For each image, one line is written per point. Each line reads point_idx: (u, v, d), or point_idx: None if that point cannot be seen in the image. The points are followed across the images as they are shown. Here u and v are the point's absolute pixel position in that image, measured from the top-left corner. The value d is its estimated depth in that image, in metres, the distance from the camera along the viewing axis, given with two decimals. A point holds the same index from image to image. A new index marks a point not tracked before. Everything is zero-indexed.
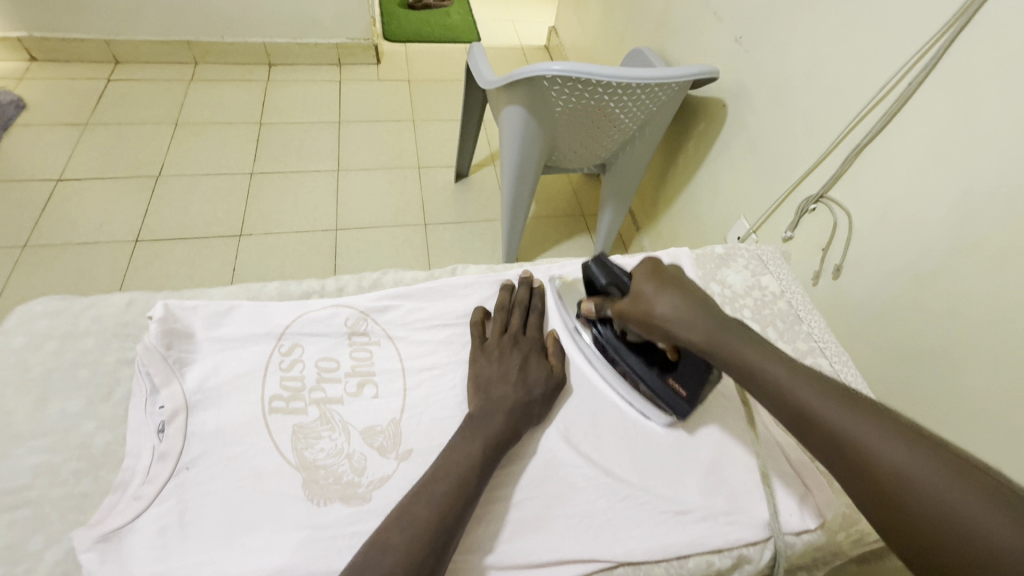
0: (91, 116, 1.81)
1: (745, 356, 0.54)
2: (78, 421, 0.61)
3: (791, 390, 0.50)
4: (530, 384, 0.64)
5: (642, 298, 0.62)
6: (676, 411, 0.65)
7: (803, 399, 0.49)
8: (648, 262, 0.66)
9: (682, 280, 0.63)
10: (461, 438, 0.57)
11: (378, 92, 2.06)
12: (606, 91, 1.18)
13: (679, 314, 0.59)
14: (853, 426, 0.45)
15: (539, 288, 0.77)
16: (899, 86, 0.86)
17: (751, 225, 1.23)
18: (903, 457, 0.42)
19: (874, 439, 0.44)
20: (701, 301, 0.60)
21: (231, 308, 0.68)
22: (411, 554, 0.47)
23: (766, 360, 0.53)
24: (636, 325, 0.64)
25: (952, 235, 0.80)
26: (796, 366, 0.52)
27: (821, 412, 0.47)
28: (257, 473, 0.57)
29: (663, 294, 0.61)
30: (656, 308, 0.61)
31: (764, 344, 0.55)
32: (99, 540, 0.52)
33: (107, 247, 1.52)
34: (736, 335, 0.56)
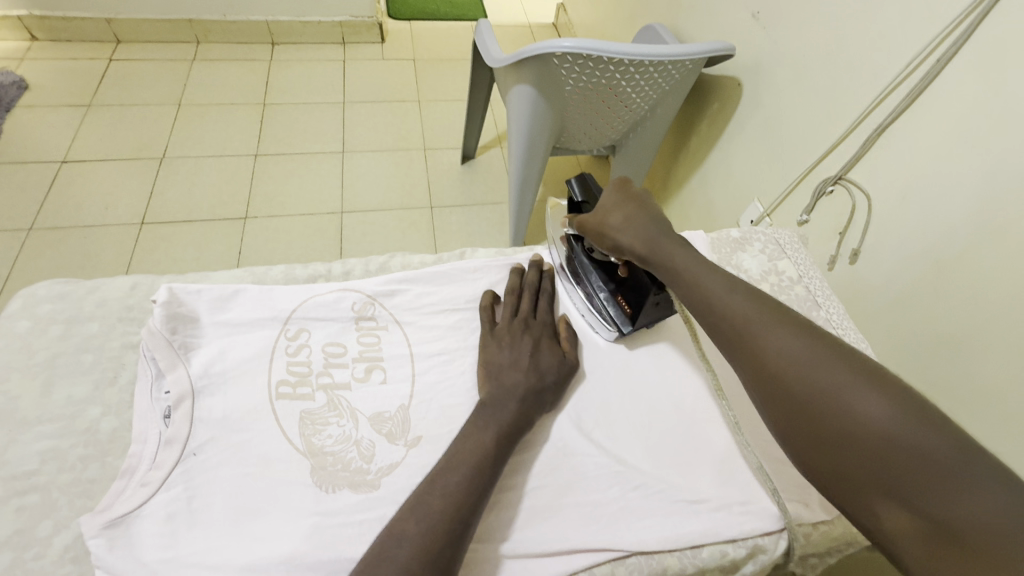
0: (94, 97, 1.79)
1: (685, 270, 0.58)
2: (84, 406, 0.60)
3: (725, 299, 0.53)
4: (541, 370, 0.63)
5: (601, 215, 0.67)
6: (619, 325, 0.69)
7: (740, 308, 0.52)
8: (613, 184, 0.69)
9: (642, 200, 0.67)
10: (472, 425, 0.56)
11: (383, 71, 2.01)
12: (618, 69, 1.14)
13: (633, 233, 0.63)
14: (777, 332, 0.49)
15: (548, 271, 0.75)
16: (924, 64, 0.83)
17: (766, 208, 1.20)
18: (825, 365, 0.46)
19: (797, 347, 0.48)
20: (659, 225, 0.63)
21: (235, 292, 0.66)
22: (424, 545, 0.46)
23: (697, 267, 0.57)
24: (592, 236, 0.69)
25: (977, 220, 0.77)
26: (735, 280, 0.55)
27: (738, 313, 0.52)
28: (265, 460, 0.56)
29: (620, 214, 0.66)
30: (611, 225, 0.66)
31: (703, 258, 0.59)
32: (106, 526, 0.51)
33: (113, 230, 1.51)
34: (684, 255, 0.59)
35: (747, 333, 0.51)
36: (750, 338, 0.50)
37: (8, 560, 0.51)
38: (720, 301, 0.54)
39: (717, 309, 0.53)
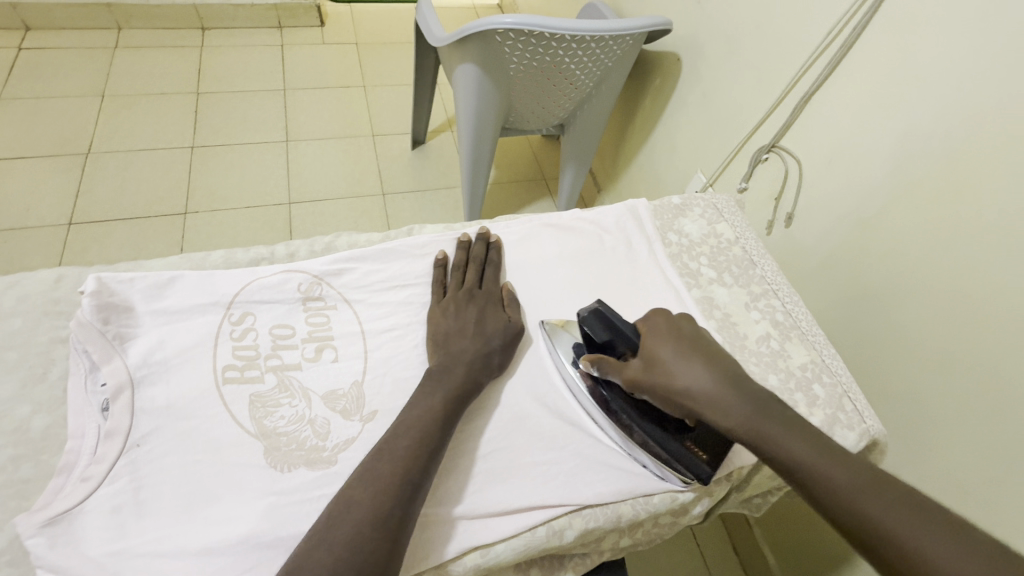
0: (3, 90, 1.65)
1: (802, 460, 0.46)
2: (12, 405, 0.57)
3: (819, 469, 0.45)
4: (487, 335, 0.64)
5: (663, 367, 0.56)
6: (699, 476, 0.60)
7: (843, 481, 0.44)
8: (657, 316, 0.61)
9: (701, 339, 0.58)
10: (422, 393, 0.57)
11: (324, 56, 1.95)
12: (560, 45, 1.15)
13: (706, 387, 0.53)
14: (952, 558, 0.38)
15: (496, 243, 0.75)
16: (843, 33, 0.88)
17: (708, 178, 1.24)
18: (961, 560, 0.38)
19: (923, 539, 0.39)
20: (729, 369, 0.54)
21: (172, 279, 0.64)
22: (376, 507, 0.47)
23: (816, 455, 0.46)
24: (652, 395, 0.56)
25: (893, 179, 0.84)
26: (828, 444, 0.47)
27: (890, 528, 0.40)
28: (215, 445, 0.55)
29: (681, 358, 0.55)
30: (677, 381, 0.54)
31: (810, 433, 0.48)
32: (45, 525, 0.49)
33: (37, 232, 1.41)
34: (773, 421, 0.49)
35: (855, 515, 0.42)
36: (872, 531, 0.41)
37: None
38: (816, 472, 0.45)
39: (845, 511, 0.43)
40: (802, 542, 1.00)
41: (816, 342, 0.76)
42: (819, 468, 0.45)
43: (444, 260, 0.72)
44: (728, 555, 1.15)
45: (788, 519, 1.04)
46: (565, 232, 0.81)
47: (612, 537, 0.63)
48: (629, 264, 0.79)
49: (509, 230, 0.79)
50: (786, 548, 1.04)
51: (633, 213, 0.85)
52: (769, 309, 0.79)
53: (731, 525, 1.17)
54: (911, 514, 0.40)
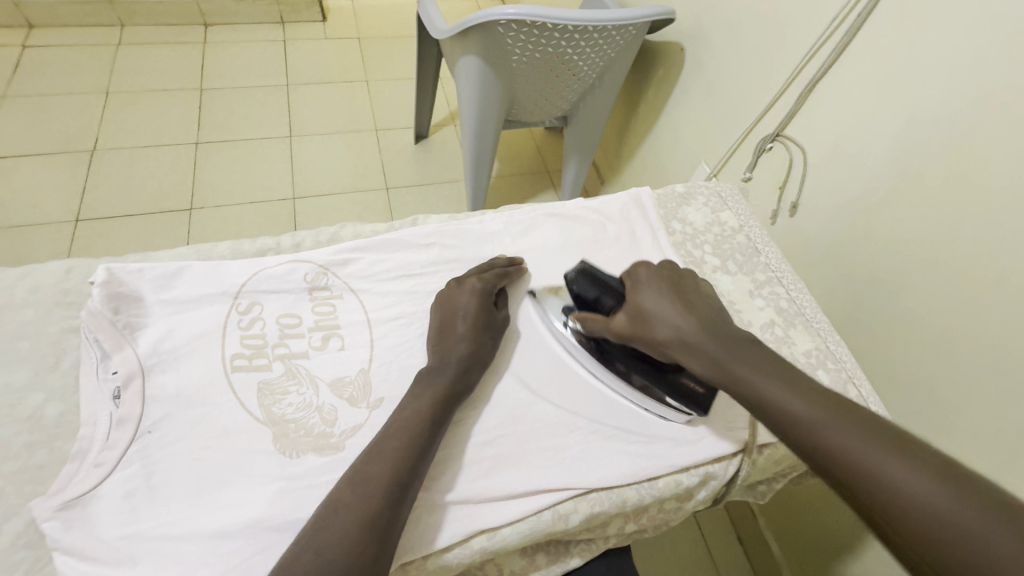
0: (9, 87, 1.66)
1: (752, 380, 0.52)
2: (25, 393, 0.58)
3: (792, 404, 0.49)
4: (479, 335, 0.64)
5: (646, 320, 0.60)
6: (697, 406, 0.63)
7: (820, 414, 0.47)
8: (640, 266, 0.65)
9: (692, 288, 0.63)
10: (412, 394, 0.58)
11: (326, 50, 1.94)
12: (562, 35, 1.15)
13: (687, 339, 0.57)
14: (860, 441, 0.44)
15: (520, 264, 0.73)
16: (848, 19, 0.87)
17: (712, 168, 1.24)
18: (917, 477, 0.40)
19: (839, 429, 0.45)
20: (713, 318, 0.58)
21: (180, 269, 0.64)
22: (364, 509, 0.47)
23: (764, 376, 0.51)
24: (639, 338, 0.60)
25: (898, 166, 0.83)
26: (808, 386, 0.50)
27: (813, 420, 0.47)
28: (225, 432, 0.56)
29: (662, 308, 0.59)
30: (663, 324, 0.59)
31: (767, 357, 0.54)
32: (61, 508, 0.50)
33: (45, 228, 1.43)
34: (737, 351, 0.54)
35: (815, 439, 0.46)
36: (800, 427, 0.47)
37: None
38: (788, 408, 0.48)
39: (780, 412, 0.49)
40: (806, 531, 1.01)
41: (820, 329, 0.76)
42: (791, 405, 0.48)
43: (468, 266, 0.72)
44: (733, 544, 1.15)
45: (792, 508, 1.04)
46: (569, 221, 0.81)
47: (617, 522, 0.63)
48: (633, 253, 0.79)
49: (512, 220, 0.79)
50: (790, 537, 1.04)
51: (636, 202, 0.85)
52: (773, 296, 0.79)
53: (736, 515, 1.17)
54: (878, 439, 0.44)
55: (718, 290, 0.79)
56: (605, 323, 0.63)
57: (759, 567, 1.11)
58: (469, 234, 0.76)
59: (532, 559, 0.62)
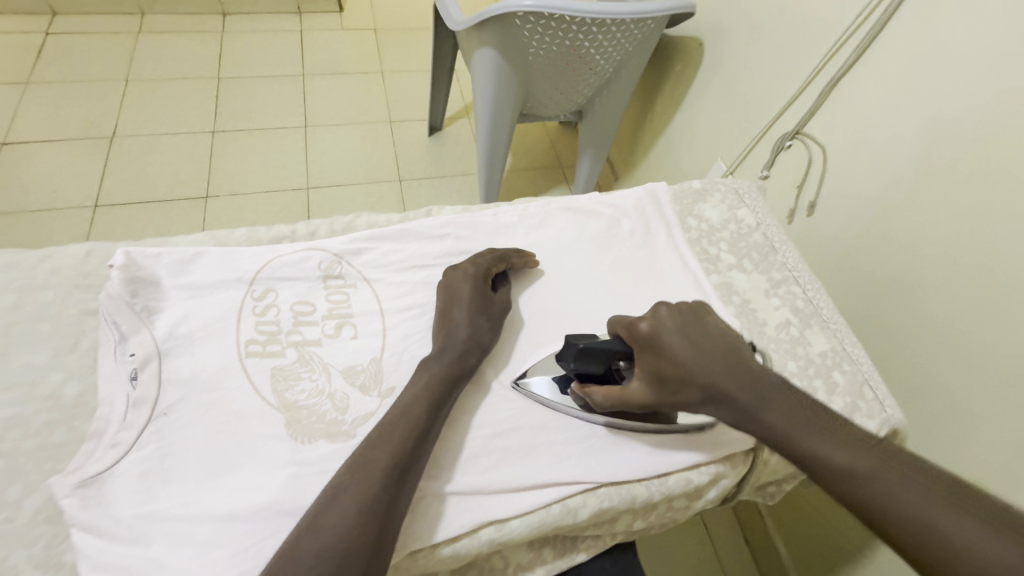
0: (32, 74, 1.68)
1: (786, 426, 0.52)
2: (45, 373, 0.59)
3: (835, 456, 0.48)
4: (477, 321, 0.63)
5: (667, 379, 0.57)
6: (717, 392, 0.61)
7: (866, 465, 0.47)
8: (641, 320, 0.60)
9: (708, 325, 0.60)
10: (412, 381, 0.58)
11: (342, 41, 1.95)
12: (580, 28, 1.13)
13: (714, 395, 0.55)
14: (892, 480, 0.45)
15: (529, 256, 0.73)
16: (874, 14, 0.85)
17: (728, 166, 1.22)
18: (971, 527, 0.41)
19: (872, 471, 0.46)
20: (733, 359, 0.57)
21: (197, 255, 0.65)
22: (365, 493, 0.48)
23: (796, 421, 0.52)
24: (669, 402, 0.58)
25: (921, 166, 0.81)
26: (843, 432, 0.50)
27: (844, 465, 0.47)
28: (238, 416, 0.57)
29: (678, 362, 0.57)
30: (692, 383, 0.56)
31: (796, 401, 0.53)
32: (78, 486, 0.51)
33: (65, 213, 1.45)
34: (769, 395, 0.54)
35: (849, 484, 0.47)
36: (832, 471, 0.48)
37: None
38: (831, 461, 0.48)
39: (811, 455, 0.49)
40: (815, 536, 1.00)
41: (837, 330, 0.75)
42: (834, 459, 0.48)
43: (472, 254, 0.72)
44: (739, 546, 1.15)
45: (801, 511, 1.03)
46: (584, 216, 0.80)
47: (626, 518, 0.63)
48: (647, 249, 0.78)
49: (525, 213, 0.79)
50: (798, 541, 1.03)
51: (652, 197, 0.84)
52: (789, 296, 0.78)
53: (743, 517, 1.17)
54: (924, 487, 0.44)
55: (734, 288, 0.78)
56: (619, 395, 0.59)
57: (765, 571, 1.10)
58: (483, 225, 0.76)
59: (539, 551, 0.62)
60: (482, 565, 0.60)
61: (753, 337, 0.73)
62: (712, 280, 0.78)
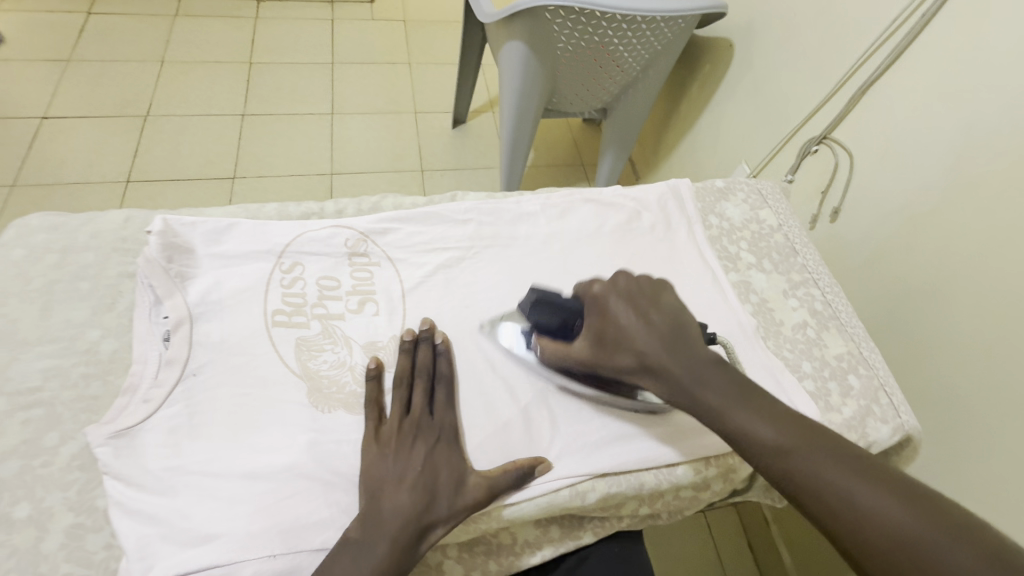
0: (73, 52, 1.74)
1: (718, 403, 0.49)
2: (83, 329, 0.63)
3: (760, 427, 0.47)
4: (429, 476, 0.53)
5: (607, 344, 0.56)
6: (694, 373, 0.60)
7: (786, 439, 0.46)
8: (595, 282, 0.60)
9: (659, 299, 0.57)
10: (360, 547, 0.49)
11: (372, 32, 1.97)
12: (610, 24, 1.14)
13: (649, 364, 0.53)
14: (820, 459, 0.44)
15: (445, 344, 0.62)
16: (911, 20, 0.85)
17: (752, 169, 1.21)
18: (876, 497, 0.41)
19: (804, 448, 0.45)
20: (675, 329, 0.54)
21: (230, 226, 0.67)
22: None
23: (731, 400, 0.49)
24: (605, 366, 0.56)
25: (952, 174, 0.80)
26: (768, 403, 0.49)
27: (773, 442, 0.46)
28: (264, 381, 0.59)
29: (620, 329, 0.55)
30: (629, 353, 0.54)
31: (732, 377, 0.51)
32: (112, 437, 0.54)
33: (99, 187, 1.50)
34: (704, 371, 0.51)
35: (775, 459, 0.46)
36: (760, 448, 0.46)
37: (18, 466, 0.55)
38: (756, 434, 0.47)
39: (740, 431, 0.48)
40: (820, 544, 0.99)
41: (855, 333, 0.75)
42: (761, 433, 0.47)
43: (378, 371, 0.59)
44: (742, 551, 1.14)
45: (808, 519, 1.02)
46: (606, 208, 0.81)
47: (632, 504, 0.64)
48: (667, 244, 0.78)
49: (549, 202, 0.80)
50: (803, 548, 1.03)
51: (675, 193, 0.84)
52: (807, 297, 0.78)
53: (748, 521, 1.16)
54: (840, 461, 0.44)
55: (752, 287, 0.78)
56: (563, 351, 0.60)
57: None
58: (506, 212, 0.77)
59: (545, 532, 0.63)
60: (489, 542, 0.62)
61: (769, 336, 0.73)
62: (730, 278, 0.78)
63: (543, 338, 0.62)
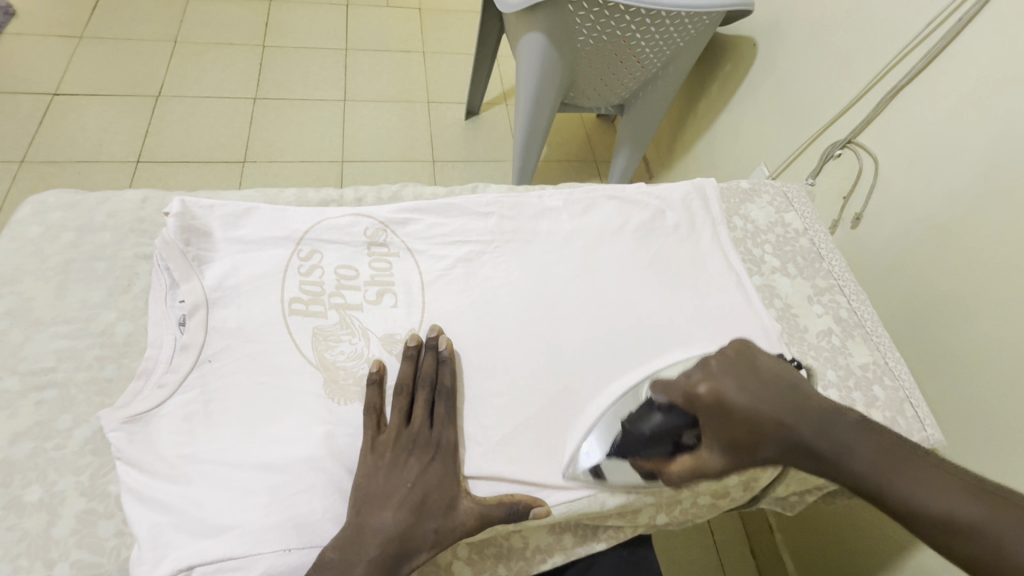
0: (85, 28, 1.72)
1: (878, 479, 0.48)
2: (98, 311, 0.62)
3: (938, 503, 0.45)
4: (419, 494, 0.52)
5: (740, 441, 0.54)
6: None
7: (974, 513, 0.44)
8: (699, 379, 0.57)
9: (765, 373, 0.57)
10: (340, 562, 0.48)
11: (387, 19, 1.95)
12: (633, 19, 1.12)
13: (790, 446, 0.53)
14: (1023, 529, 0.43)
15: (450, 355, 0.60)
16: (947, 23, 0.82)
17: (772, 171, 1.19)
18: None
19: (1000, 522, 0.43)
20: (802, 407, 0.54)
21: (248, 210, 0.66)
22: None
23: (888, 472, 0.48)
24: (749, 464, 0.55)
25: (983, 182, 0.78)
26: (930, 468, 0.48)
27: (960, 518, 0.44)
28: (280, 370, 0.57)
29: (747, 414, 0.54)
30: (763, 442, 0.53)
31: (881, 445, 0.50)
32: (126, 422, 0.53)
33: (109, 166, 1.49)
34: (850, 442, 0.51)
35: (970, 538, 0.44)
36: (942, 523, 0.45)
37: (30, 448, 0.54)
38: (935, 510, 0.45)
39: (904, 505, 0.47)
40: (824, 549, 0.98)
41: (880, 343, 0.73)
42: (940, 508, 0.45)
43: (381, 376, 0.57)
44: (745, 558, 1.13)
45: (816, 529, 1.01)
46: (629, 206, 0.79)
47: (649, 510, 0.63)
48: (690, 245, 0.77)
49: (571, 198, 0.78)
50: (808, 557, 1.02)
51: (700, 192, 0.82)
52: (832, 304, 0.76)
53: (751, 528, 1.15)
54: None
55: (776, 291, 0.77)
56: (695, 468, 0.56)
57: None
58: (528, 207, 0.76)
59: (559, 535, 0.62)
60: (502, 544, 0.60)
61: (793, 343, 0.72)
62: (755, 281, 0.77)
63: (666, 466, 0.57)
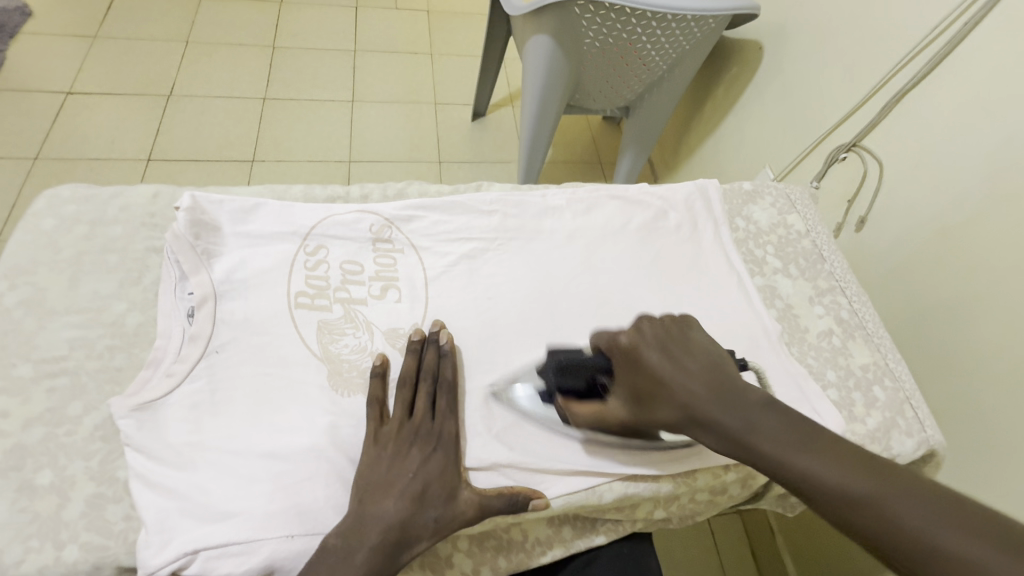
0: (100, 28, 1.75)
1: (776, 450, 0.47)
2: (109, 302, 0.64)
3: (829, 473, 0.44)
4: (419, 484, 0.53)
5: (645, 399, 0.54)
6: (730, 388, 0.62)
7: (863, 486, 0.43)
8: (623, 333, 0.59)
9: (690, 344, 0.56)
10: (340, 549, 0.48)
11: (395, 21, 1.96)
12: (639, 21, 1.13)
13: (693, 415, 0.51)
14: (908, 504, 0.41)
15: (450, 349, 0.60)
16: (952, 28, 0.83)
17: (777, 173, 1.19)
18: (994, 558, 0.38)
19: (889, 499, 0.42)
20: (715, 377, 0.52)
21: (257, 205, 0.67)
22: None
23: (786, 442, 0.47)
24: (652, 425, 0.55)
25: (987, 186, 0.78)
26: (833, 443, 0.46)
27: (848, 491, 0.43)
28: (285, 361, 0.59)
29: (655, 376, 0.54)
30: (665, 405, 0.53)
31: (789, 418, 0.49)
32: (135, 409, 0.54)
33: (120, 163, 1.51)
34: (753, 411, 0.49)
35: (856, 512, 0.42)
36: (831, 494, 0.44)
37: (42, 434, 0.55)
38: (820, 480, 0.44)
39: (793, 474, 0.45)
40: (825, 551, 0.98)
41: (881, 344, 0.73)
42: (830, 480, 0.44)
43: (383, 369, 0.59)
44: (745, 559, 1.13)
45: (816, 531, 1.01)
46: (632, 206, 0.79)
47: (647, 505, 0.63)
48: (692, 244, 0.77)
49: (574, 197, 0.79)
50: (808, 559, 1.02)
51: (703, 193, 0.82)
52: (833, 305, 0.77)
53: (752, 529, 1.15)
54: (927, 500, 0.41)
55: (777, 292, 0.77)
56: (598, 413, 0.58)
57: None
58: (531, 205, 0.76)
59: (558, 529, 0.63)
60: (501, 536, 0.61)
61: (794, 343, 0.72)
62: (756, 282, 0.77)
63: (572, 405, 0.59)
